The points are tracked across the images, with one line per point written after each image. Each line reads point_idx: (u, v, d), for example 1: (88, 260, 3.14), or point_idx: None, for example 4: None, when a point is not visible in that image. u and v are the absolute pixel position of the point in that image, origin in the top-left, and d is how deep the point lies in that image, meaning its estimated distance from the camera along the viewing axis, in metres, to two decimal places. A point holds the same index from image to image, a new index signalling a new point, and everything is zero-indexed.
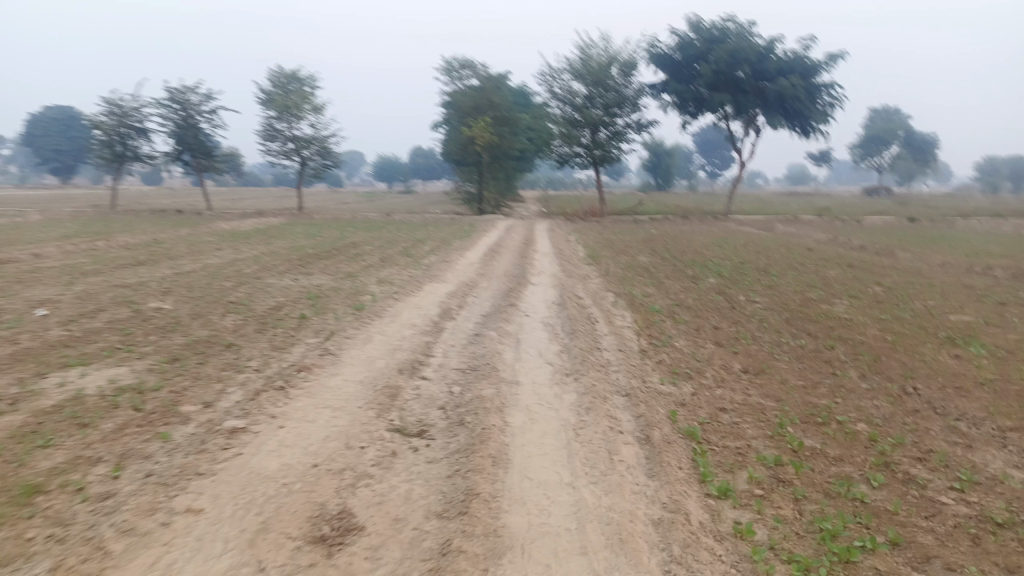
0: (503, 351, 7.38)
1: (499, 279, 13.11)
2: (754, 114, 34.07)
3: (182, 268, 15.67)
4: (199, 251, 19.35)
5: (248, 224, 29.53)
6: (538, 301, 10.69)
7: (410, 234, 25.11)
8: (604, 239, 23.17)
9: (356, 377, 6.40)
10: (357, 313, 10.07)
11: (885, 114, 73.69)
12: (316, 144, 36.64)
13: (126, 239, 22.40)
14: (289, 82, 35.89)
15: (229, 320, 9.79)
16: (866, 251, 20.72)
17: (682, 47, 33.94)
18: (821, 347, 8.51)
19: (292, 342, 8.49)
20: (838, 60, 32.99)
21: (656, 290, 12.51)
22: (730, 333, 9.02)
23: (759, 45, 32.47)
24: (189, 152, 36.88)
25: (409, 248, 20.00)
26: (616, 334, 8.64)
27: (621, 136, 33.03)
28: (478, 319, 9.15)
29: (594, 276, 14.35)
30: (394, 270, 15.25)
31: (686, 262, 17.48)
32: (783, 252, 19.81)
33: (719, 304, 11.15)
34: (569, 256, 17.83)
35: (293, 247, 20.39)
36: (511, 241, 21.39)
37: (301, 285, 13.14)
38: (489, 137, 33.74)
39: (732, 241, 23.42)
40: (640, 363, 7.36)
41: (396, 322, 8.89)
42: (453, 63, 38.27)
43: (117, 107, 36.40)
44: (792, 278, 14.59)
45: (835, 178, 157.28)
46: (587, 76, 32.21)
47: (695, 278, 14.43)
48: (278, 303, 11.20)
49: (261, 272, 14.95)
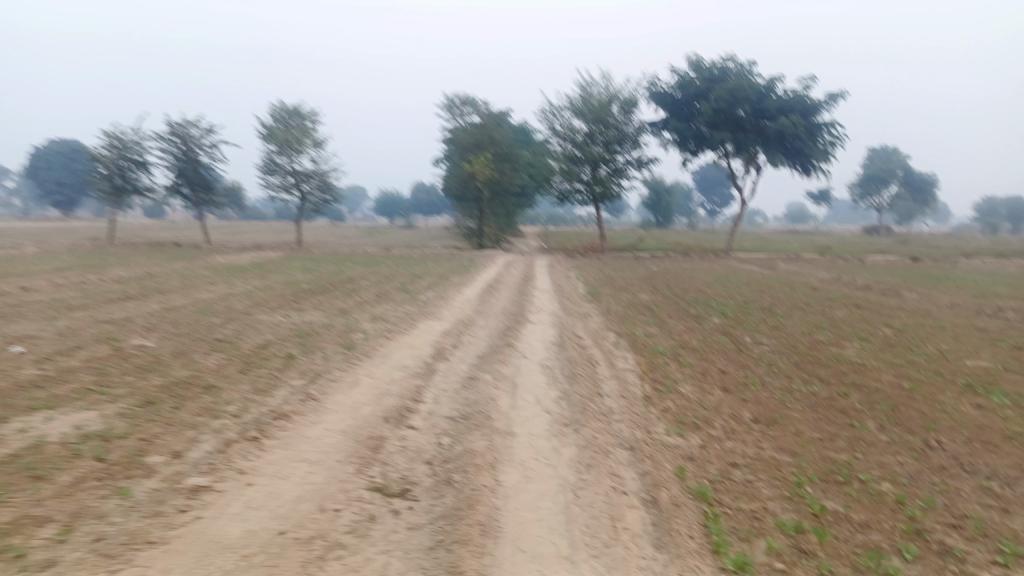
0: (498, 396, 6.92)
1: (496, 317, 12.70)
2: (754, 152, 34.02)
3: (172, 303, 15.25)
4: (192, 285, 18.97)
5: (245, 257, 29.27)
6: (536, 341, 10.26)
7: (408, 270, 24.79)
8: (604, 277, 22.83)
9: (338, 425, 5.93)
10: (347, 352, 9.62)
11: (884, 153, 74.05)
12: (316, 178, 36.53)
13: (119, 272, 22.06)
14: (290, 117, 35.95)
15: (212, 360, 9.34)
16: (871, 290, 20.36)
17: (682, 85, 34.05)
18: (836, 395, 8.04)
19: (276, 385, 8.03)
20: (838, 99, 33.03)
21: (658, 330, 12.07)
22: (738, 378, 8.56)
23: (759, 85, 32.54)
24: (188, 185, 36.75)
25: (406, 284, 19.63)
26: (619, 378, 8.18)
27: (621, 173, 32.94)
28: (473, 361, 8.71)
29: (594, 314, 13.95)
30: (389, 306, 14.85)
31: (689, 300, 17.08)
32: (787, 291, 19.45)
33: (725, 346, 10.70)
34: (569, 293, 17.48)
35: (289, 282, 20.02)
36: (510, 277, 21.05)
37: (291, 322, 12.72)
38: (489, 173, 33.65)
39: (735, 279, 23.09)
40: (644, 411, 6.89)
41: (386, 363, 8.44)
42: (454, 100, 38.39)
43: (117, 141, 36.37)
44: (799, 318, 14.17)
45: (835, 216, 157.85)
46: (587, 114, 32.20)
47: (699, 318, 14.00)
48: (266, 341, 10.78)
49: (252, 308, 14.56)
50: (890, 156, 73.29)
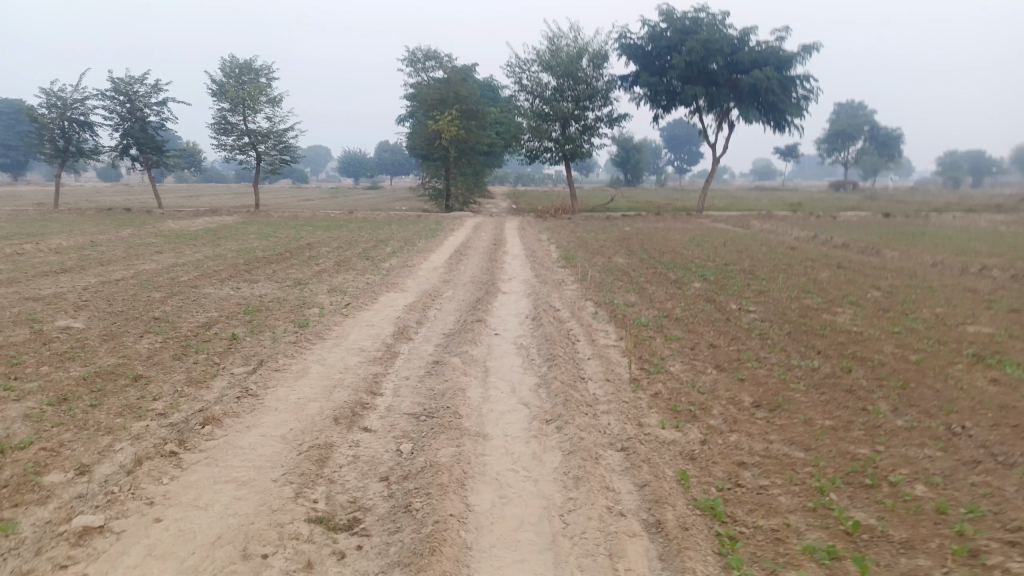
0: (467, 386, 6.05)
1: (465, 287, 11.77)
2: (727, 107, 33.14)
3: (111, 275, 14.00)
4: (136, 255, 17.63)
5: (199, 223, 27.78)
6: (509, 314, 9.37)
7: (371, 234, 23.60)
8: (577, 238, 22.00)
9: (277, 430, 5.01)
10: (298, 333, 8.65)
11: (851, 108, 73.73)
12: (272, 138, 34.81)
13: (59, 241, 20.54)
14: (242, 73, 34.04)
15: (144, 344, 8.27)
16: (850, 249, 19.84)
17: (654, 38, 32.84)
18: (839, 371, 7.33)
19: (213, 375, 7.03)
20: (812, 51, 32.16)
21: (639, 298, 11.28)
22: (731, 354, 7.79)
23: (733, 36, 31.47)
24: (136, 146, 34.74)
25: (369, 250, 18.54)
26: (602, 359, 7.35)
27: (592, 131, 31.87)
28: (439, 341, 7.79)
29: (570, 281, 13.10)
30: (349, 276, 13.82)
31: (667, 263, 16.31)
32: (765, 252, 18.80)
33: (712, 316, 9.93)
34: (542, 257, 16.59)
35: (242, 249, 18.77)
36: (479, 241, 20.07)
37: (240, 296, 11.65)
38: (455, 131, 32.28)
39: (711, 239, 22.41)
40: (633, 400, 6.06)
41: (341, 346, 7.49)
42: (417, 54, 36.67)
43: (57, 99, 34.11)
44: (784, 281, 13.50)
45: (801, 174, 158.62)
46: (556, 68, 30.89)
47: (680, 283, 13.25)
48: (210, 319, 9.73)
49: (199, 279, 13.40)
50: (858, 111, 73.03)
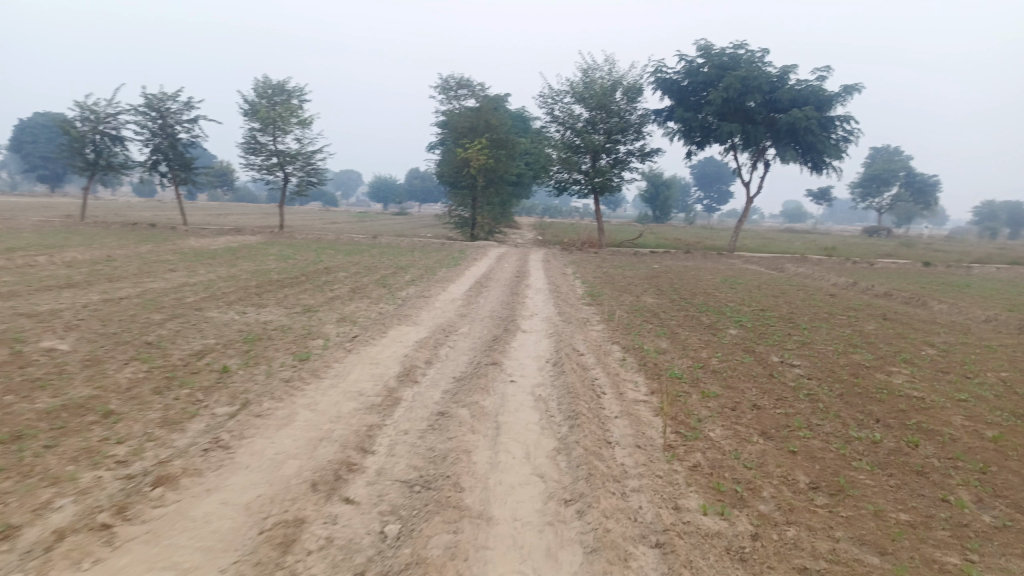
0: (473, 448, 5.18)
1: (482, 323, 10.94)
2: (763, 146, 32.29)
3: (116, 293, 13.42)
4: (148, 272, 17.11)
5: (220, 242, 27.39)
6: (527, 357, 8.50)
7: (392, 260, 23.00)
8: (604, 274, 21.19)
9: (242, 496, 4.19)
10: (296, 368, 7.86)
11: (887, 153, 72.35)
12: (300, 160, 34.63)
13: (75, 253, 20.18)
14: (274, 93, 34.00)
15: (125, 374, 7.51)
16: (893, 299, 18.75)
17: (690, 73, 32.22)
18: (906, 446, 6.34)
19: (191, 416, 6.23)
20: (853, 92, 31.28)
21: (671, 345, 10.38)
22: (778, 419, 6.84)
23: (772, 74, 30.72)
24: (165, 162, 34.72)
25: (388, 277, 17.88)
26: (631, 419, 6.44)
27: (622, 164, 31.17)
28: (447, 387, 6.94)
29: (596, 321, 12.22)
30: (362, 304, 13.10)
31: (699, 306, 15.39)
32: (803, 297, 17.81)
33: (752, 369, 8.99)
34: (566, 293, 15.76)
35: (257, 270, 18.20)
36: (502, 273, 19.35)
37: (244, 322, 10.95)
38: (484, 160, 31.75)
39: (744, 281, 21.47)
40: (668, 474, 5.16)
41: (338, 388, 6.68)
42: (450, 82, 36.41)
43: (91, 112, 34.24)
44: (827, 332, 12.50)
45: (832, 218, 156.48)
46: (589, 100, 30.34)
47: (714, 328, 12.32)
48: (205, 347, 9.00)
49: (205, 301, 12.75)
50: (894, 156, 71.70)
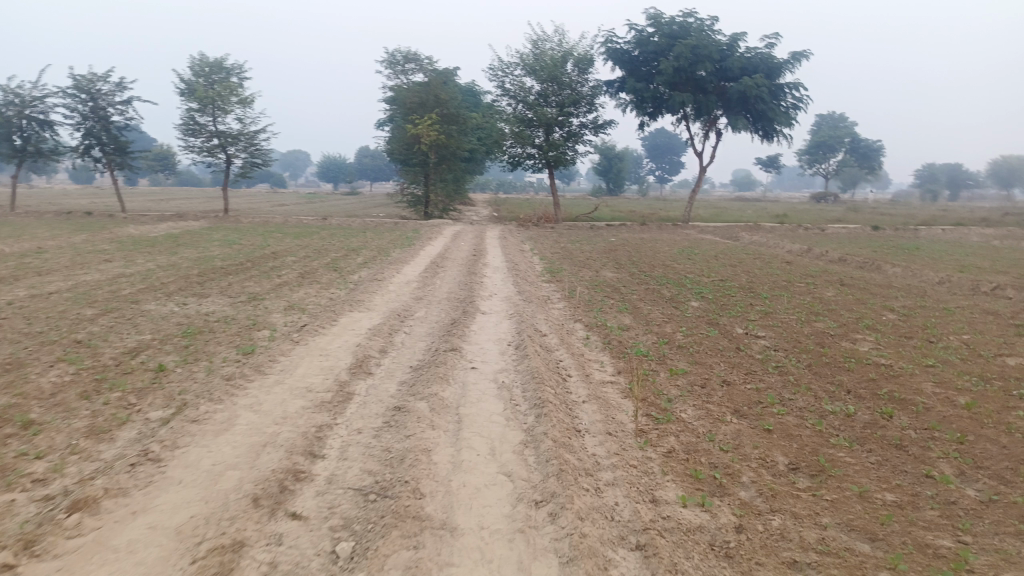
0: (433, 445, 4.78)
1: (439, 306, 10.49)
2: (715, 115, 32.23)
3: (45, 287, 12.54)
4: (82, 263, 16.14)
5: (161, 228, 26.19)
6: (487, 341, 8.10)
7: (344, 242, 22.28)
8: (561, 249, 20.86)
9: (172, 519, 3.71)
10: (240, 364, 7.31)
11: (832, 120, 73.47)
12: (243, 140, 33.34)
13: (2, 246, 18.96)
14: (213, 71, 32.56)
15: (48, 378, 6.86)
16: (848, 264, 18.89)
17: (641, 43, 31.87)
18: (880, 418, 6.16)
19: (120, 423, 5.66)
20: (802, 59, 31.40)
21: (634, 320, 10.10)
22: (749, 395, 6.60)
23: (721, 42, 30.59)
24: (99, 147, 33.04)
25: (339, 260, 17.23)
26: (600, 403, 6.10)
27: (576, 137, 30.78)
28: (404, 377, 6.50)
29: (557, 298, 11.88)
30: (312, 290, 12.51)
31: (659, 278, 15.18)
32: (761, 266, 17.77)
33: (719, 343, 8.76)
34: (524, 270, 15.39)
35: (201, 258, 17.35)
36: (458, 252, 18.85)
37: (184, 314, 10.28)
38: (435, 136, 31.02)
39: (701, 251, 21.41)
40: (642, 463, 4.84)
41: (285, 384, 6.18)
42: (397, 56, 35.35)
43: (15, 95, 32.29)
44: (788, 300, 12.40)
45: (779, 185, 159.36)
46: (540, 72, 29.77)
47: (676, 301, 12.10)
48: (140, 343, 8.36)
49: (143, 293, 11.98)
50: (839, 122, 72.88)
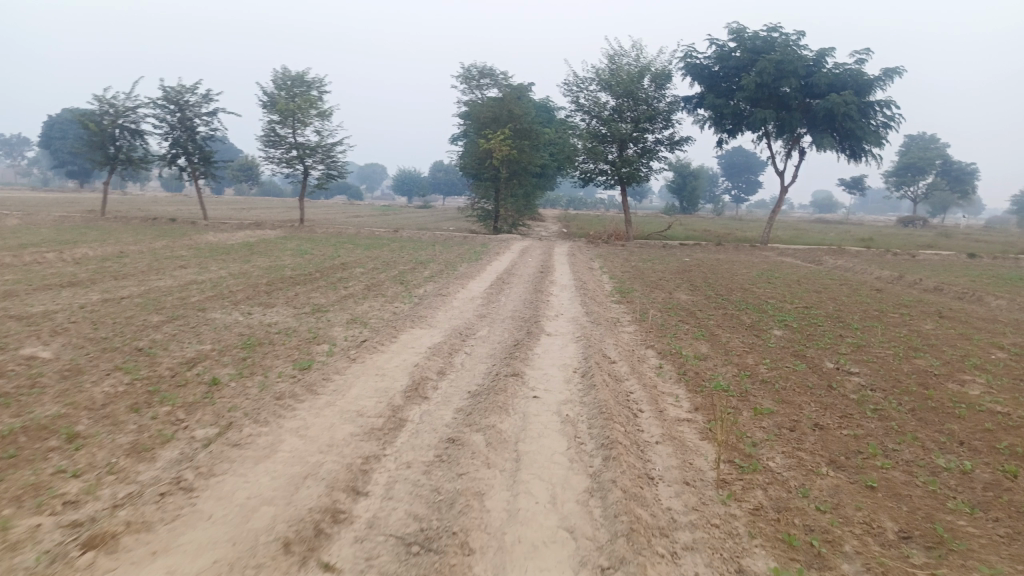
0: (486, 489, 4.29)
1: (503, 325, 10.02)
2: (799, 133, 30.87)
3: (118, 292, 12.73)
4: (158, 269, 16.49)
5: (238, 236, 26.80)
6: (552, 366, 7.56)
7: (413, 255, 22.21)
8: (632, 269, 20.16)
9: (193, 565, 3.34)
10: (293, 381, 7.01)
11: (922, 141, 69.88)
12: (320, 152, 33.94)
13: (87, 250, 19.65)
14: (294, 85, 33.34)
15: (102, 388, 6.72)
16: (944, 294, 17.48)
17: (722, 58, 30.85)
18: (1003, 477, 5.28)
19: (164, 442, 5.39)
20: (895, 76, 29.74)
21: (712, 349, 9.37)
22: (847, 444, 5.84)
23: (808, 58, 29.31)
24: (185, 156, 34.24)
25: (406, 273, 17.05)
26: (675, 445, 5.48)
27: (650, 154, 29.99)
28: (461, 404, 6.05)
29: (627, 321, 11.25)
30: (376, 303, 12.27)
31: (737, 303, 14.32)
32: (848, 294, 16.62)
33: (807, 379, 7.97)
34: (593, 290, 14.80)
35: (271, 267, 17.51)
36: (525, 268, 18.40)
37: (246, 324, 10.17)
38: (507, 151, 30.78)
39: (782, 275, 20.33)
40: (725, 523, 4.21)
41: (336, 406, 5.81)
42: (472, 71, 35.41)
43: (110, 106, 33.85)
44: (882, 333, 11.39)
45: (862, 208, 152.97)
46: (616, 87, 29.17)
47: (757, 329, 11.28)
48: (199, 354, 8.21)
49: (209, 301, 11.98)
50: (929, 143, 69.28)
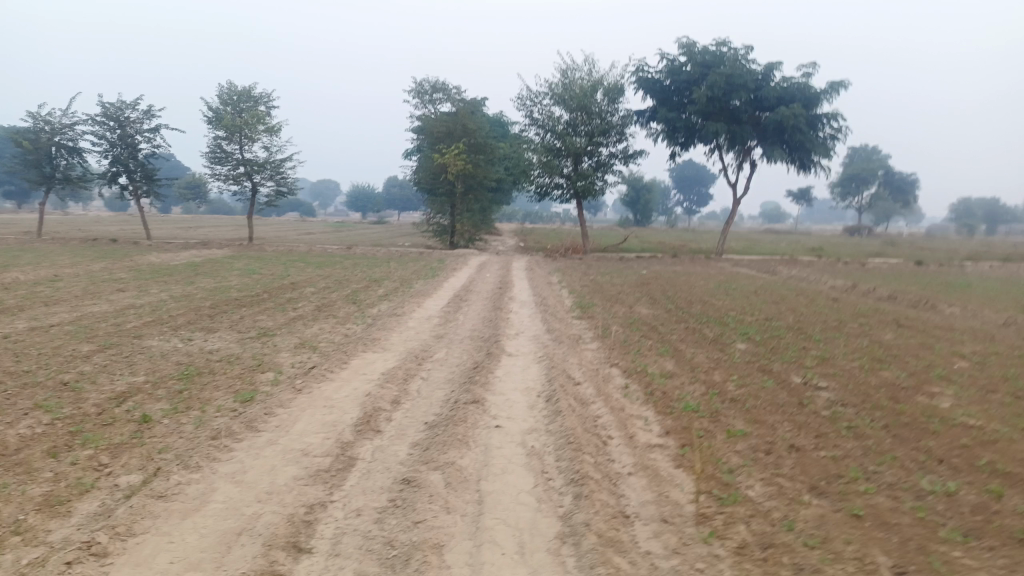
0: (446, 540, 3.84)
1: (460, 347, 9.57)
2: (750, 145, 31.25)
3: (47, 319, 11.89)
4: (94, 293, 15.57)
5: (184, 257, 25.78)
6: (514, 390, 7.15)
7: (367, 272, 21.61)
8: (591, 283, 19.94)
9: None
10: (233, 416, 6.42)
11: (865, 152, 71.96)
12: (269, 169, 33.06)
13: (18, 274, 18.53)
14: (241, 100, 32.45)
15: (17, 430, 6.04)
16: (898, 303, 17.65)
17: (673, 72, 31.10)
18: (989, 499, 5.04)
19: (81, 493, 4.79)
20: (840, 89, 30.36)
21: (678, 366, 9.08)
22: (826, 467, 5.56)
23: (756, 72, 29.73)
24: (126, 174, 32.95)
25: (359, 292, 16.49)
26: (650, 476, 5.11)
27: (605, 167, 29.96)
28: (418, 437, 5.59)
29: (589, 338, 10.90)
30: (327, 325, 11.71)
31: (699, 316, 14.14)
32: (805, 304, 16.64)
33: (777, 396, 7.72)
34: (553, 306, 14.47)
35: (216, 288, 16.73)
36: (483, 284, 18.02)
37: (185, 352, 9.49)
38: (462, 165, 30.42)
39: (739, 287, 20.35)
40: (710, 566, 3.86)
41: (279, 445, 5.29)
42: (424, 85, 35.01)
43: (44, 122, 32.39)
44: (845, 345, 11.28)
45: (809, 218, 157.12)
46: (569, 101, 29.09)
47: (721, 343, 11.07)
48: (131, 387, 7.54)
49: (147, 327, 11.25)
50: (872, 154, 71.37)
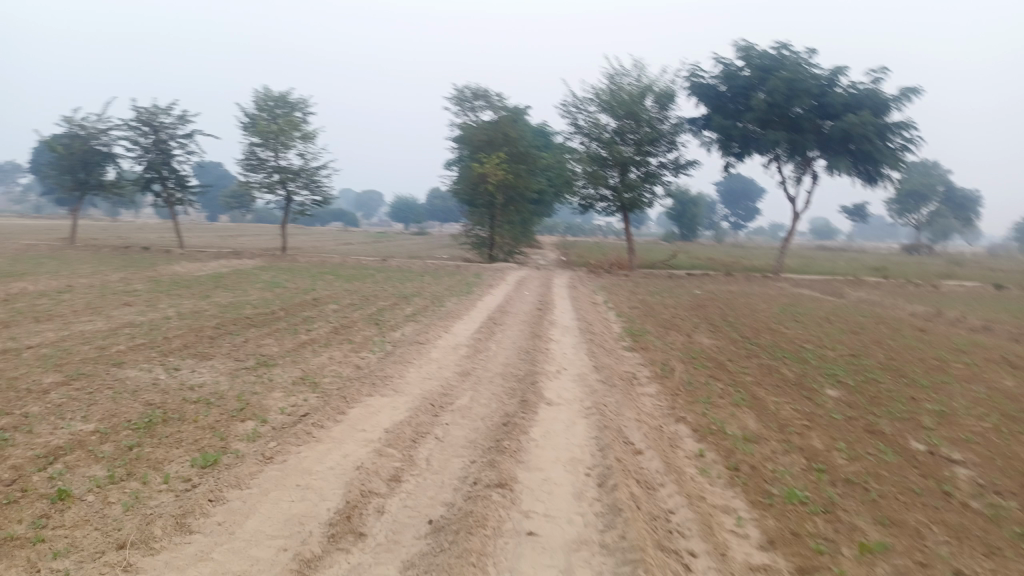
0: None
1: (490, 389, 7.83)
2: (811, 156, 28.99)
3: (27, 339, 10.52)
4: (98, 306, 14.33)
5: (210, 267, 24.70)
6: (557, 463, 5.36)
7: (397, 287, 20.09)
8: (640, 304, 18.08)
9: None
10: (178, 496, 4.76)
11: (924, 166, 68.01)
12: (304, 177, 32.00)
13: (29, 284, 17.46)
14: (276, 105, 31.47)
15: None
16: (998, 335, 15.29)
17: (728, 78, 29.07)
18: None
19: None
20: (913, 96, 27.94)
21: (763, 424, 7.18)
22: None
23: (821, 77, 27.47)
24: (159, 181, 32.21)
25: (383, 311, 14.90)
26: None
27: (654, 178, 28.04)
28: (417, 553, 3.86)
29: (646, 378, 9.06)
30: (338, 353, 10.10)
31: (770, 349, 12.16)
32: (890, 335, 14.46)
33: (907, 479, 5.75)
34: (602, 333, 12.66)
35: (230, 304, 15.34)
36: (521, 304, 16.32)
37: (161, 388, 7.93)
38: (503, 175, 28.82)
39: (807, 311, 18.20)
40: None
41: (210, 565, 3.65)
42: (465, 92, 33.57)
43: (80, 128, 31.89)
44: (962, 395, 9.17)
45: (860, 233, 151.54)
46: (617, 108, 27.26)
47: (807, 389, 9.09)
48: (71, 440, 5.96)
49: (132, 353, 9.75)
50: (932, 169, 67.57)
